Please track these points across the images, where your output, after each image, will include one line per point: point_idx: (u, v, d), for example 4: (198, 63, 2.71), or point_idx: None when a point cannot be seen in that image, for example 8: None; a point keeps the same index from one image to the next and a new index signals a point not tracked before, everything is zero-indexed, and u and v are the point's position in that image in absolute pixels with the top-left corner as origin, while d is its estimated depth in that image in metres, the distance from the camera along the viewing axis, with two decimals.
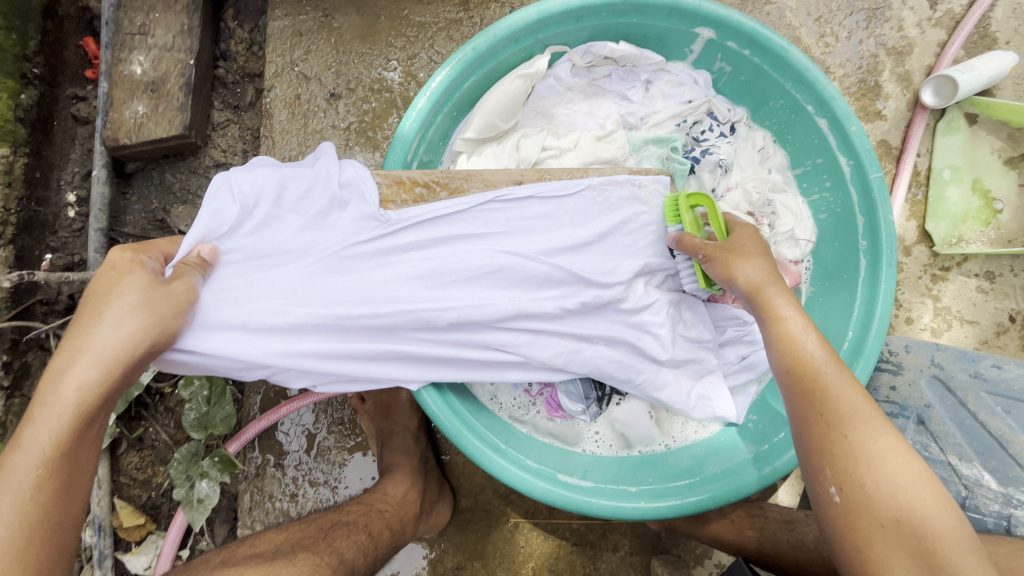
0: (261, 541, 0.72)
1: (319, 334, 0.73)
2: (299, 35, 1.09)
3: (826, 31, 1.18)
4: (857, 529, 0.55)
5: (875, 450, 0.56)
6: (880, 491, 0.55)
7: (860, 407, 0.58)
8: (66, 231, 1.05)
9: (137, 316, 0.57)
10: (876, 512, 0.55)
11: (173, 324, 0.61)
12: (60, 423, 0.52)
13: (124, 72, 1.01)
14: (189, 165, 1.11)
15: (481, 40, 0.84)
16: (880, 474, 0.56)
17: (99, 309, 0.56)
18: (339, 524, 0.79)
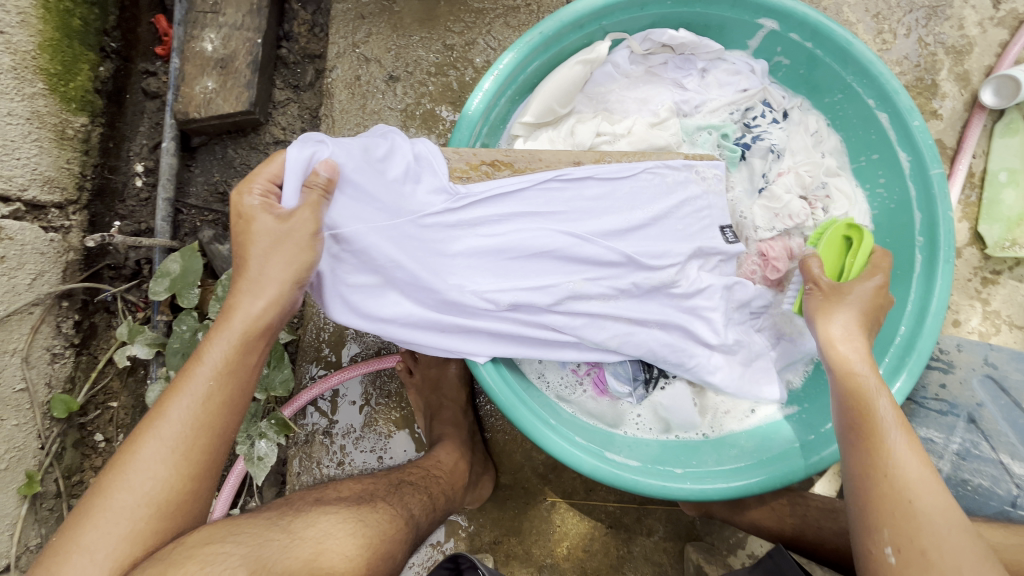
0: (343, 488, 0.78)
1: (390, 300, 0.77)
2: (361, 18, 1.12)
3: (884, 28, 1.17)
4: (889, 529, 0.61)
5: (903, 470, 0.62)
6: (903, 492, 0.61)
7: (893, 428, 0.64)
8: (133, 200, 1.10)
9: (283, 263, 0.64)
10: (903, 509, 0.61)
11: (308, 261, 0.66)
12: (234, 349, 0.63)
13: (196, 49, 1.06)
14: (250, 141, 1.15)
15: (547, 25, 0.85)
16: (907, 475, 0.62)
17: (252, 249, 0.64)
18: (406, 482, 0.84)
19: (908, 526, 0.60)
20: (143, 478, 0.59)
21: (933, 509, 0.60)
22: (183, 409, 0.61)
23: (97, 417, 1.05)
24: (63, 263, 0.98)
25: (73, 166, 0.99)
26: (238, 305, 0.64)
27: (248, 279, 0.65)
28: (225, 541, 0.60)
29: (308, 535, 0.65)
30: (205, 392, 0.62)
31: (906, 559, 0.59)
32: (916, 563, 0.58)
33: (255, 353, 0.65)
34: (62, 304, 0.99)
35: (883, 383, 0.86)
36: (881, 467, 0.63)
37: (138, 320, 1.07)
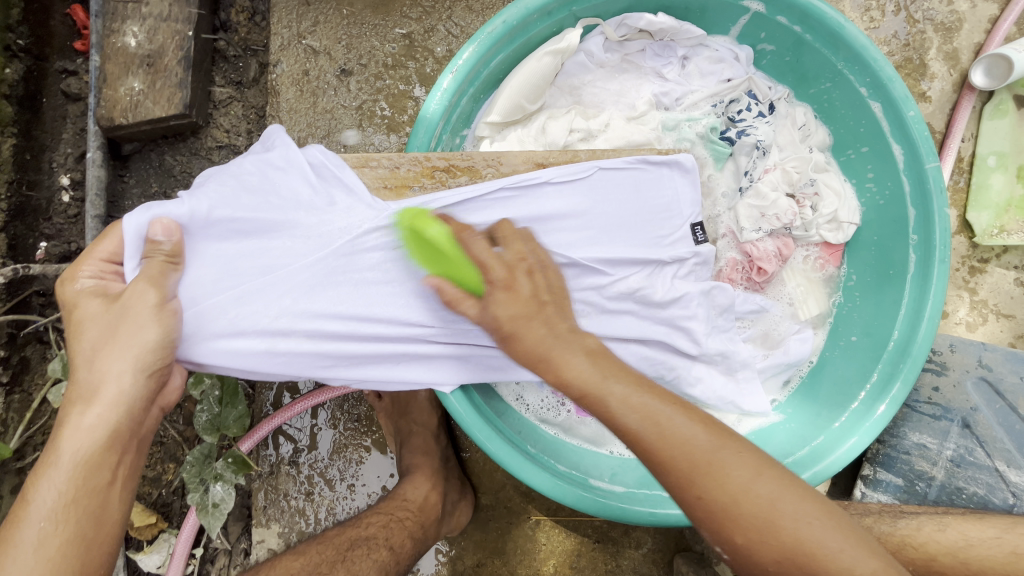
0: (282, 569, 0.73)
1: (339, 335, 0.69)
2: (306, 4, 1.01)
3: (871, 4, 1.10)
4: (708, 528, 0.51)
5: (688, 446, 0.52)
6: (741, 500, 0.50)
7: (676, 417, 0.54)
8: (60, 217, 0.98)
9: (116, 350, 0.56)
10: (758, 527, 0.49)
11: (156, 340, 0.58)
12: (84, 473, 0.52)
13: (117, 45, 0.93)
14: (189, 146, 1.03)
15: (511, 12, 0.76)
16: (716, 465, 0.51)
17: (76, 346, 0.57)
18: (360, 540, 0.78)
19: (737, 533, 0.50)
20: None
21: (805, 525, 0.49)
22: (22, 566, 0.49)
23: (36, 460, 0.96)
24: None
25: None
26: (74, 412, 0.54)
27: (84, 380, 0.55)
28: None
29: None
30: (40, 538, 0.50)
31: (734, 556, 0.51)
32: (755, 536, 0.49)
33: (111, 470, 0.54)
34: None
35: (878, 392, 0.82)
36: (669, 479, 0.52)
37: (76, 351, 0.98)
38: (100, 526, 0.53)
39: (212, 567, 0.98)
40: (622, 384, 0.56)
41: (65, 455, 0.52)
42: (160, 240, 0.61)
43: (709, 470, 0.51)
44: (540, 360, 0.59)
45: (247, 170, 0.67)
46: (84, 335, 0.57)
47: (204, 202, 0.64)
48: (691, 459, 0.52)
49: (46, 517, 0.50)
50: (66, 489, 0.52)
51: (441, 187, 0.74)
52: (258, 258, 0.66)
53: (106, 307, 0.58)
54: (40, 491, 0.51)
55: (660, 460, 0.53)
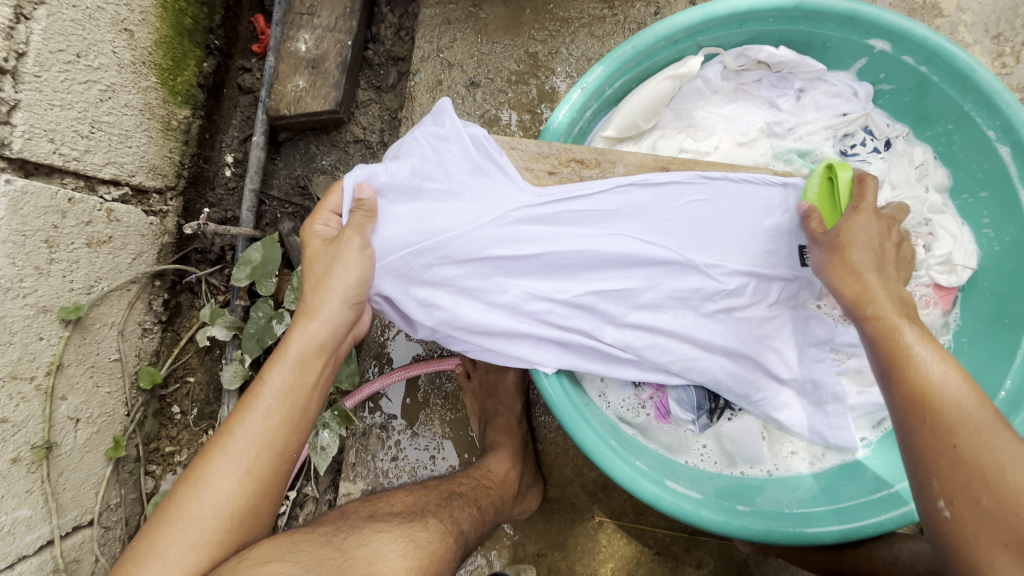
0: (396, 502, 0.80)
1: (474, 302, 0.79)
2: (447, 23, 1.14)
3: (1005, 50, 1.07)
4: (938, 481, 0.55)
5: (966, 414, 0.56)
6: (1001, 465, 0.52)
7: (922, 351, 0.61)
8: (222, 188, 1.16)
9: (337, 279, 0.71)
10: (972, 473, 0.53)
11: (357, 282, 0.72)
12: (301, 365, 0.69)
13: (291, 49, 1.10)
14: (332, 138, 1.19)
15: (640, 39, 0.83)
16: (934, 394, 0.58)
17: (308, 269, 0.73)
18: (456, 494, 0.86)
19: (976, 492, 0.53)
20: (217, 487, 0.62)
21: (1006, 458, 0.53)
22: (257, 426, 0.65)
23: (175, 390, 1.12)
24: (158, 245, 1.05)
25: (174, 154, 1.05)
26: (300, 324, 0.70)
27: (310, 300, 0.72)
28: (284, 559, 0.61)
29: (359, 555, 0.66)
30: (267, 410, 0.66)
31: (960, 515, 0.53)
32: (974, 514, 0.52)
33: (314, 373, 0.70)
34: (155, 283, 1.06)
35: None
36: (919, 423, 0.58)
37: (219, 303, 1.13)
38: (302, 413, 0.68)
39: (301, 511, 1.08)
40: (944, 361, 0.60)
41: (291, 354, 0.68)
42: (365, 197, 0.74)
43: (982, 435, 0.54)
44: (855, 295, 0.68)
45: (427, 142, 0.76)
46: (316, 266, 0.73)
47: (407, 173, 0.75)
48: (971, 424, 0.55)
49: (271, 398, 0.66)
50: (288, 380, 0.67)
51: (576, 177, 0.81)
52: (436, 228, 0.76)
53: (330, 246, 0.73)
54: (273, 376, 0.67)
55: (920, 402, 0.58)
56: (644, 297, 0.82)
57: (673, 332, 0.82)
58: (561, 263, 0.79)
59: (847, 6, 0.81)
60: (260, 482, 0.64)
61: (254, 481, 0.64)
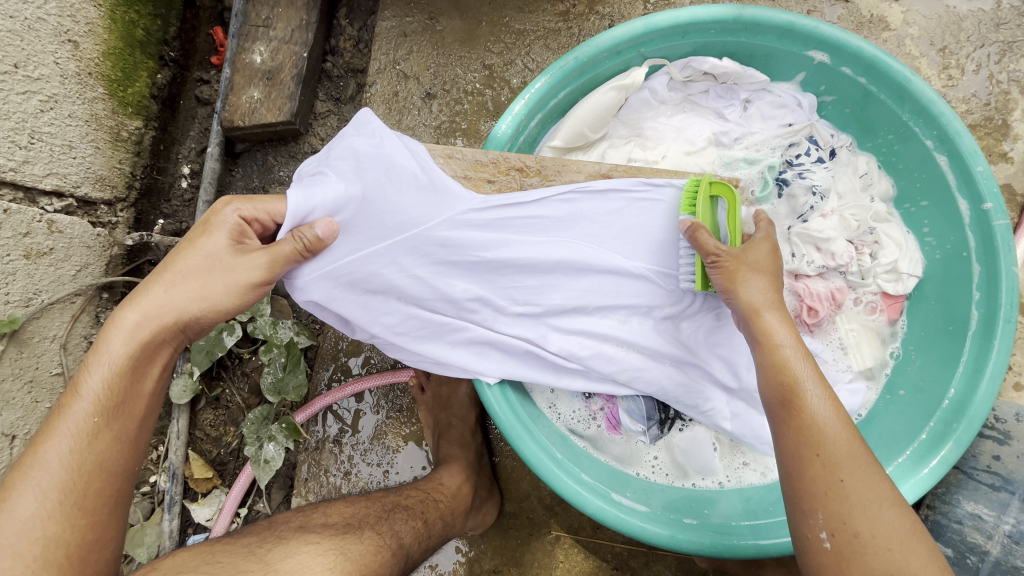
0: (332, 512, 0.79)
1: (423, 307, 0.81)
2: (404, 36, 1.14)
3: (950, 63, 1.09)
4: (823, 512, 0.58)
5: (831, 448, 0.59)
6: (882, 514, 0.56)
7: (819, 407, 0.61)
8: (177, 200, 1.14)
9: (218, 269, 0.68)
10: (828, 490, 0.58)
11: (246, 281, 0.68)
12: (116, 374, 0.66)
13: (246, 60, 1.10)
14: (289, 150, 1.18)
15: (582, 50, 0.84)
16: (813, 427, 0.60)
17: (194, 249, 0.69)
18: (400, 507, 0.83)
19: (857, 528, 0.56)
20: (26, 521, 0.60)
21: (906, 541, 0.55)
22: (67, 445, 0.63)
23: None
24: (106, 257, 1.02)
25: (124, 166, 1.04)
26: (127, 315, 0.67)
27: (142, 294, 0.68)
28: (198, 569, 0.64)
29: (281, 568, 0.66)
30: (79, 426, 0.63)
31: (839, 546, 0.56)
32: (851, 547, 0.56)
33: (147, 375, 0.68)
34: (103, 296, 1.04)
35: (927, 449, 0.79)
36: (795, 446, 0.60)
37: None
38: (132, 425, 0.67)
39: None
40: (824, 392, 0.62)
41: (107, 358, 0.66)
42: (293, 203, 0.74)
43: (866, 478, 0.58)
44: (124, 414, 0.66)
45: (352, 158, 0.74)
46: (180, 251, 0.69)
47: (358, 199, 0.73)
48: (841, 459, 0.59)
49: (94, 396, 0.64)
50: (105, 388, 0.65)
51: (518, 184, 0.81)
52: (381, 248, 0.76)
53: (234, 240, 0.70)
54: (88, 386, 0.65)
55: (801, 427, 0.61)
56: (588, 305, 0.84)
57: (620, 340, 0.84)
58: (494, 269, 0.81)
59: (784, 19, 0.82)
60: (89, 486, 0.63)
61: (80, 504, 0.62)
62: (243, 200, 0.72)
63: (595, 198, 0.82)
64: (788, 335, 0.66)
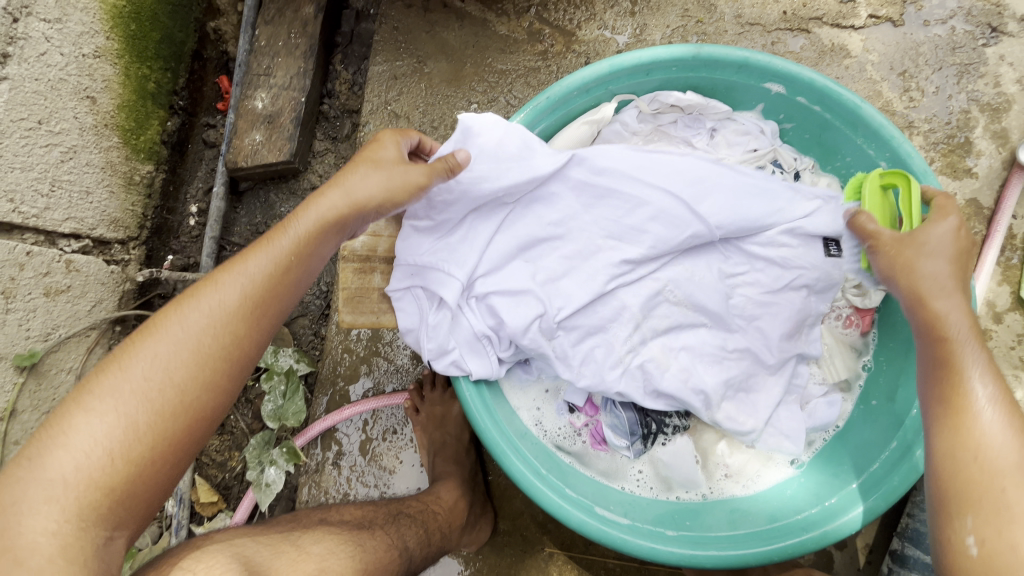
0: (346, 512, 0.84)
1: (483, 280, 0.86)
2: (395, 78, 1.23)
3: (911, 85, 1.15)
4: (970, 508, 0.60)
5: (1002, 453, 0.60)
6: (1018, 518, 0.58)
7: (987, 409, 0.62)
8: (185, 237, 1.22)
9: (378, 185, 0.72)
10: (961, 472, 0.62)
11: (394, 196, 0.73)
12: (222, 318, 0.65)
13: (248, 106, 1.19)
14: (290, 187, 1.26)
15: (554, 90, 0.91)
16: (983, 414, 0.62)
17: (361, 164, 0.73)
18: (404, 513, 0.88)
19: (999, 528, 0.58)
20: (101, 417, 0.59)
21: None
22: (176, 348, 0.63)
23: None
24: (119, 293, 1.10)
25: (136, 208, 1.12)
26: (234, 260, 0.67)
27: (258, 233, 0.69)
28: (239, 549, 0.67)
29: (311, 551, 0.70)
30: (172, 357, 0.62)
31: (987, 551, 0.58)
32: (999, 552, 0.58)
33: (241, 322, 0.67)
34: (115, 329, 1.10)
35: (899, 458, 0.81)
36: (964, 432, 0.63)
37: None
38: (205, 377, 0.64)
39: None
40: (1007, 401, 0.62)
41: (213, 298, 0.65)
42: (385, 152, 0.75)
43: (1004, 479, 0.60)
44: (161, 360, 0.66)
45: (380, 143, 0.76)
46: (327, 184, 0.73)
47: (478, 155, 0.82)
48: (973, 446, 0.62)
49: (197, 335, 0.63)
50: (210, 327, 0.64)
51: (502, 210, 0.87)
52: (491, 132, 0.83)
53: (399, 156, 0.75)
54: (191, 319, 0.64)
55: (960, 413, 0.63)
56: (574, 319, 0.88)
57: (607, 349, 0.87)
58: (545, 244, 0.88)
59: (739, 55, 0.88)
60: (147, 433, 0.60)
61: (134, 439, 0.60)
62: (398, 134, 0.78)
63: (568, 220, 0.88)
64: (963, 324, 0.65)
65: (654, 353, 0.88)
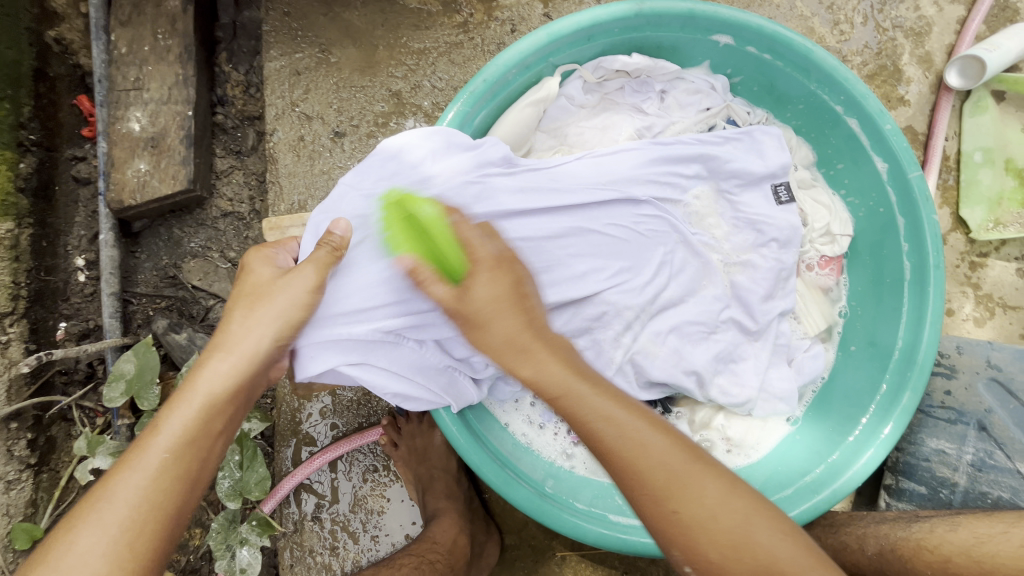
0: None
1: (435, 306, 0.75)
2: (297, 73, 1.05)
3: (840, 18, 1.13)
4: (677, 547, 0.56)
5: (647, 469, 0.57)
6: (709, 528, 0.55)
7: (645, 432, 0.59)
8: (77, 296, 1.03)
9: (274, 321, 0.66)
10: (735, 543, 0.54)
11: (300, 314, 0.68)
12: (154, 495, 0.56)
13: (122, 130, 0.98)
14: (195, 218, 1.08)
15: (490, 70, 0.80)
16: (676, 495, 0.56)
17: (244, 308, 0.67)
18: None
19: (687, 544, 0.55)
20: None
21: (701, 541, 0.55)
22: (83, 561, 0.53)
23: None
24: (5, 382, 0.90)
25: (3, 276, 0.91)
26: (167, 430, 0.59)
27: (189, 382, 0.62)
28: None
29: None
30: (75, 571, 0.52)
31: (698, 573, 0.55)
32: (706, 573, 0.55)
33: (177, 505, 0.57)
34: (12, 426, 0.91)
35: (889, 402, 0.83)
36: (641, 496, 0.57)
37: (98, 426, 1.01)
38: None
39: None
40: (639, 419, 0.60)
41: (127, 483, 0.56)
42: (277, 257, 0.74)
43: (681, 488, 0.56)
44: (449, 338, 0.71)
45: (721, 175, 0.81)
46: (236, 303, 0.68)
47: (367, 194, 0.75)
48: (699, 514, 0.55)
49: (114, 530, 0.54)
50: (130, 518, 0.55)
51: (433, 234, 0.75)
52: (381, 172, 0.75)
53: (273, 279, 0.69)
54: (104, 512, 0.54)
55: (633, 475, 0.57)
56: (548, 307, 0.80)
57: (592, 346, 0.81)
58: (487, 245, 0.74)
59: (684, 8, 0.81)
60: None
61: None
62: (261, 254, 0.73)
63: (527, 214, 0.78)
64: (617, 432, 0.59)
65: (644, 342, 0.81)
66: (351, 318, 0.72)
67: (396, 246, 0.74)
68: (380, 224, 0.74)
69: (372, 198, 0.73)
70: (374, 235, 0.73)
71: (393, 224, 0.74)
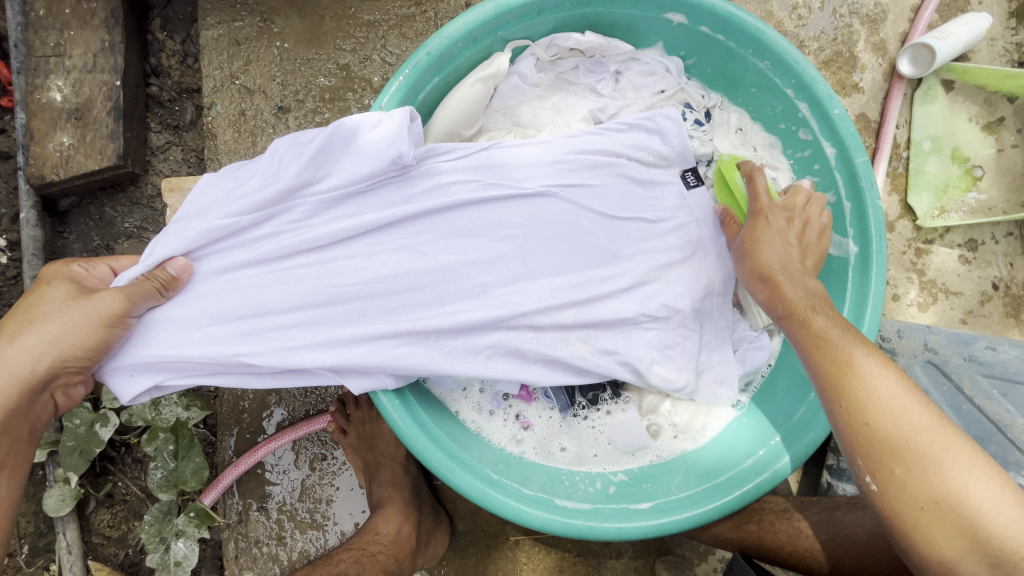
0: None
1: (283, 322, 0.73)
2: (237, 44, 0.99)
3: (798, 2, 1.13)
4: (882, 468, 0.56)
5: (879, 397, 0.57)
6: (916, 436, 0.55)
7: (861, 364, 0.59)
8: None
9: (49, 338, 0.65)
10: (913, 467, 0.55)
11: (82, 335, 0.66)
12: None
13: (43, 100, 0.91)
14: (130, 196, 1.02)
15: (434, 42, 0.77)
16: (904, 415, 0.56)
17: (31, 323, 0.65)
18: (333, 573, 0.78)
19: (901, 466, 0.55)
20: None
21: (942, 447, 0.54)
22: None
23: None
24: None
25: None
26: None
27: None
28: None
29: None
30: None
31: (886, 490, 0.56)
32: (908, 493, 0.55)
33: None
34: None
35: None
36: (849, 423, 0.58)
37: None
38: None
39: None
40: (868, 354, 0.60)
41: None
42: (88, 276, 0.71)
43: (902, 411, 0.56)
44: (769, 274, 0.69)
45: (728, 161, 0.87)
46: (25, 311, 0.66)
47: (225, 192, 0.73)
48: (898, 442, 0.56)
49: None
50: None
51: (289, 243, 0.73)
52: (239, 171, 0.74)
53: (76, 296, 0.67)
54: None
55: (843, 388, 0.59)
56: (497, 288, 0.78)
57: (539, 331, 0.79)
58: (334, 269, 0.74)
59: None
60: None
61: None
62: (78, 265, 0.71)
63: (477, 207, 0.78)
64: (867, 357, 0.59)
65: (593, 327, 0.81)
66: (194, 329, 0.72)
67: (251, 261, 0.73)
68: (227, 248, 0.73)
69: (217, 219, 0.71)
70: (220, 258, 0.73)
71: (237, 248, 0.73)
